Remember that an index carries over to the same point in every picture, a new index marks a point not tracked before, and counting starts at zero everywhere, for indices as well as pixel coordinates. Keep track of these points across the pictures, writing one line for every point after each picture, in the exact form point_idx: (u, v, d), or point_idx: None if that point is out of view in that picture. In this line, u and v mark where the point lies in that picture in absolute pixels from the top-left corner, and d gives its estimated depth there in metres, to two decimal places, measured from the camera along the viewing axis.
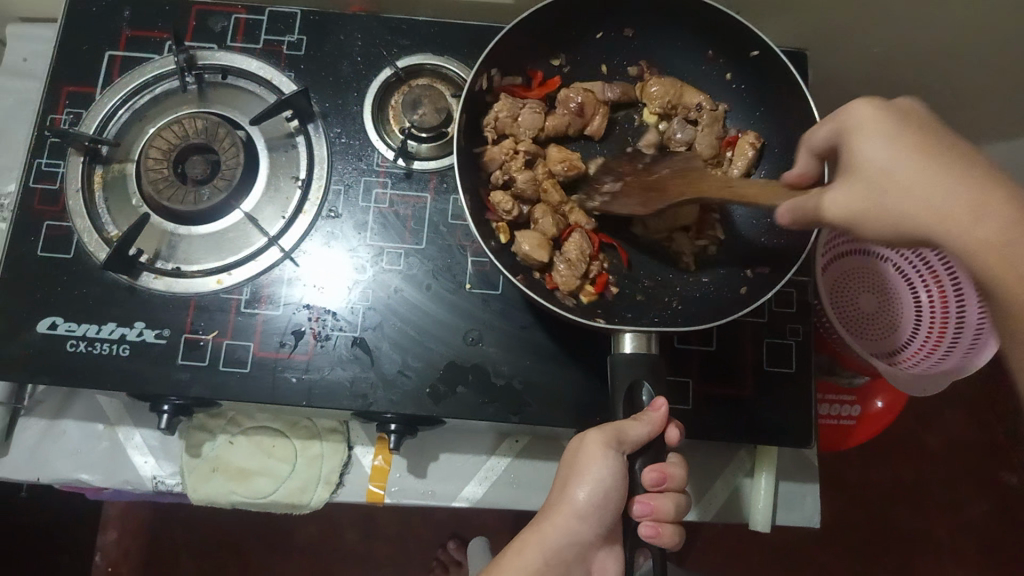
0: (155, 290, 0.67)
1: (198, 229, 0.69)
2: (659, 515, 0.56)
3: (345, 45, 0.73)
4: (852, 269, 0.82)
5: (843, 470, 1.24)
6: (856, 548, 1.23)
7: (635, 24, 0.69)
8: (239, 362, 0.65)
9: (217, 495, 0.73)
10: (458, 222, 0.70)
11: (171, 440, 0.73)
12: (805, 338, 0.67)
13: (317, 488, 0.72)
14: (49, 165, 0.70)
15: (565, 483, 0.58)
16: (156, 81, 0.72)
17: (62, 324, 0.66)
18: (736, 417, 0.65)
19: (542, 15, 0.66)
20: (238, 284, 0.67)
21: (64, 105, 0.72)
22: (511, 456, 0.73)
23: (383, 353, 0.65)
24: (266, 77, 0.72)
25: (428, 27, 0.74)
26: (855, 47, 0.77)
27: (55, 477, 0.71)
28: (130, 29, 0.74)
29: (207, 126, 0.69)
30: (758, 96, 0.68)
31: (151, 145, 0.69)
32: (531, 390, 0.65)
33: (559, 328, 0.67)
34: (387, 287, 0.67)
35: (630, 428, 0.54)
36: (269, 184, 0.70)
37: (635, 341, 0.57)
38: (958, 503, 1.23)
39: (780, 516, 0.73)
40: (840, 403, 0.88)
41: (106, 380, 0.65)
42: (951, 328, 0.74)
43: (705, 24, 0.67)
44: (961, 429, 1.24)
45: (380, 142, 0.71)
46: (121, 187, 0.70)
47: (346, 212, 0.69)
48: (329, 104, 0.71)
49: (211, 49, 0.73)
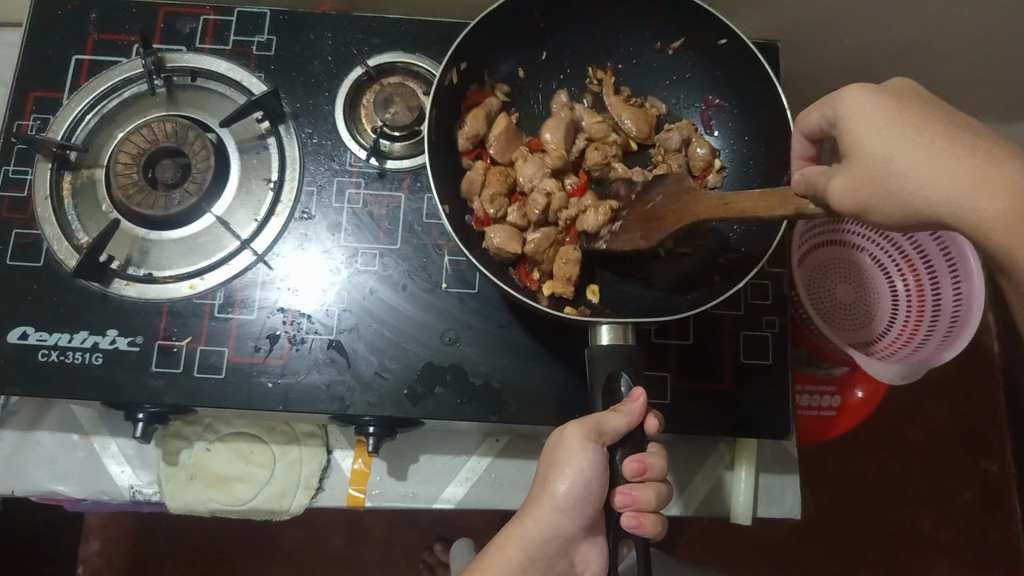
0: (127, 296, 0.66)
1: (169, 234, 0.68)
2: (640, 506, 0.54)
3: (316, 45, 0.72)
4: (829, 259, 0.83)
5: (828, 461, 1.25)
6: (843, 537, 1.23)
7: (604, 18, 0.69)
8: (213, 367, 0.64)
9: (195, 503, 0.72)
10: (433, 221, 0.69)
11: (148, 449, 0.72)
12: (783, 329, 0.67)
13: (296, 494, 0.72)
14: (16, 171, 0.69)
15: (546, 476, 0.58)
16: (125, 84, 0.71)
17: (33, 333, 0.65)
18: (716, 410, 0.65)
19: (510, 10, 0.65)
20: (211, 289, 0.66)
21: (31, 111, 0.71)
22: (492, 455, 0.73)
23: (360, 355, 0.64)
24: (235, 79, 0.71)
25: (399, 25, 0.73)
26: (826, 38, 0.77)
27: (31, 489, 0.70)
28: (97, 32, 0.73)
29: (176, 128, 0.68)
30: (730, 85, 0.68)
31: (120, 149, 0.68)
32: (510, 389, 0.65)
33: (538, 324, 0.67)
34: (362, 288, 0.66)
35: (608, 420, 0.53)
36: (240, 186, 0.69)
37: (612, 333, 0.57)
38: (942, 492, 1.23)
39: (762, 508, 0.72)
40: (821, 395, 0.89)
41: (79, 389, 0.64)
42: (926, 317, 0.76)
43: (677, 14, 0.66)
44: (943, 418, 1.25)
45: (353, 142, 0.70)
46: (90, 193, 0.69)
47: (320, 213, 0.68)
48: (301, 105, 0.71)
49: (180, 51, 0.72)
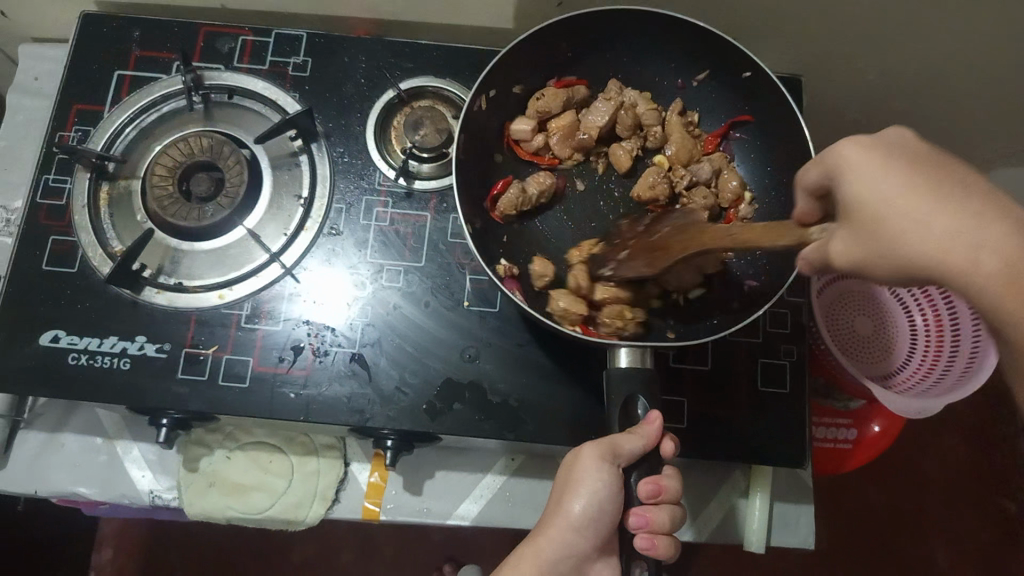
0: (157, 304, 0.68)
1: (201, 245, 0.70)
2: (654, 527, 0.56)
3: (350, 67, 0.75)
4: (847, 292, 0.83)
5: (841, 495, 1.24)
6: (854, 573, 1.22)
7: (631, 48, 0.71)
8: (237, 377, 0.66)
9: (213, 510, 0.73)
10: (457, 241, 0.71)
11: (169, 454, 0.74)
12: (799, 358, 0.67)
13: (312, 505, 0.72)
14: (56, 181, 0.72)
15: (561, 495, 0.59)
16: (164, 100, 0.74)
17: (65, 336, 0.67)
18: (731, 437, 0.65)
19: (540, 39, 0.67)
20: (239, 299, 0.68)
21: (73, 122, 0.74)
22: (507, 474, 0.73)
23: (381, 369, 0.66)
24: (271, 97, 0.74)
25: (430, 50, 0.75)
26: (848, 73, 0.78)
27: (53, 490, 0.71)
28: (139, 50, 0.76)
29: (213, 144, 0.70)
30: (751, 118, 0.69)
31: (157, 162, 0.70)
32: (527, 408, 0.66)
33: (556, 345, 0.68)
34: (386, 303, 0.68)
35: (624, 441, 0.54)
36: (271, 202, 0.71)
37: (630, 355, 0.58)
38: (959, 532, 1.22)
39: (775, 537, 0.72)
40: (837, 428, 0.89)
41: (107, 392, 0.65)
42: (945, 349, 0.76)
43: (701, 47, 0.68)
44: (962, 456, 1.24)
45: (382, 162, 0.72)
46: (126, 204, 0.71)
47: (347, 230, 0.70)
48: (333, 124, 0.73)
49: (219, 69, 0.75)
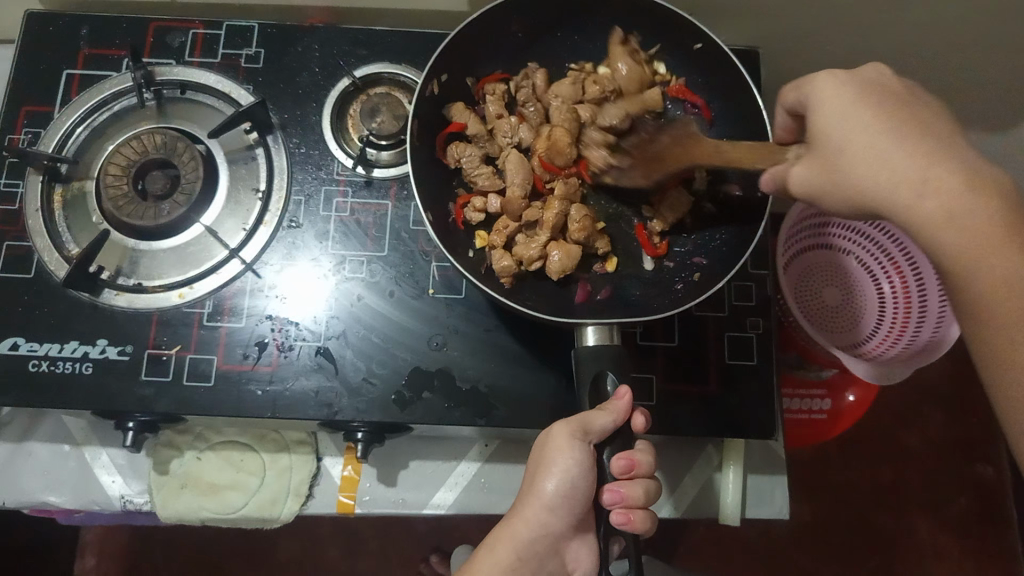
0: (117, 306, 0.67)
1: (159, 244, 0.69)
2: (629, 502, 0.55)
3: (304, 56, 0.73)
4: (813, 262, 0.82)
5: (823, 466, 1.25)
6: (838, 542, 1.23)
7: (587, 27, 0.70)
8: (202, 375, 0.65)
9: (186, 511, 0.72)
10: (419, 228, 0.70)
11: (139, 459, 0.73)
12: (767, 331, 0.67)
13: (286, 501, 0.72)
14: (7, 185, 0.70)
15: (534, 477, 0.58)
16: (115, 98, 0.72)
17: (24, 343, 0.65)
18: (703, 413, 0.65)
19: (493, 20, 0.66)
20: (201, 297, 0.67)
21: (22, 124, 0.72)
22: (482, 460, 0.73)
23: (348, 361, 0.65)
24: (224, 91, 0.72)
25: (385, 36, 0.74)
26: (807, 44, 0.78)
27: (22, 500, 0.70)
28: (88, 47, 0.74)
29: (166, 140, 0.69)
30: (710, 91, 0.69)
31: (110, 161, 0.69)
32: (497, 393, 0.65)
33: (523, 329, 0.67)
34: (349, 295, 0.67)
35: (594, 419, 0.54)
36: (229, 197, 0.70)
37: (598, 334, 0.58)
38: (939, 495, 1.24)
39: (751, 510, 0.73)
40: (812, 399, 0.89)
41: (69, 398, 0.64)
42: (914, 315, 0.76)
43: (656, 22, 0.68)
44: (940, 422, 1.26)
45: (340, 151, 0.71)
46: (80, 205, 0.70)
47: (307, 222, 0.69)
48: (289, 115, 0.72)
49: (170, 64, 0.73)
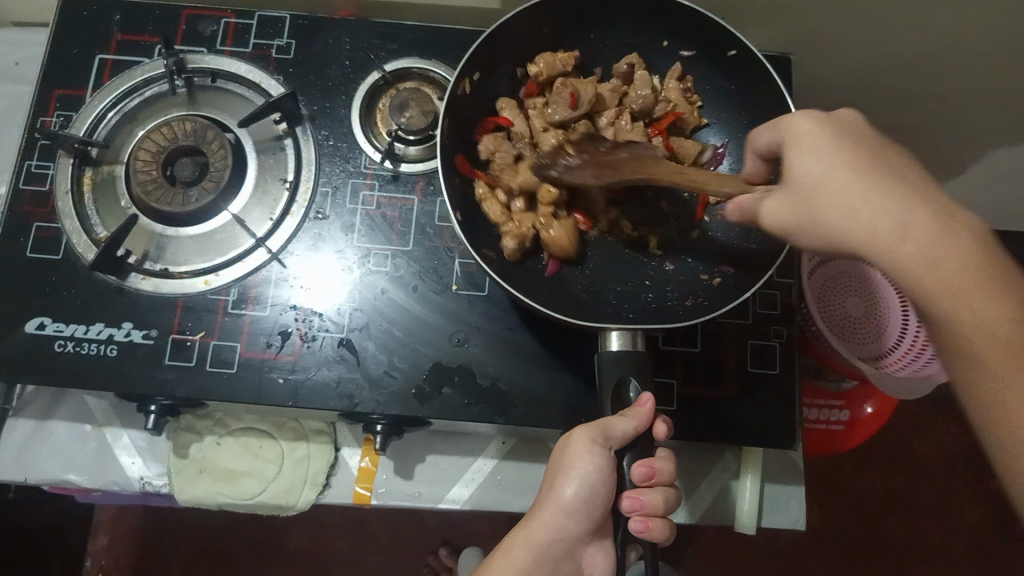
0: (143, 290, 0.68)
1: (186, 230, 0.69)
2: (648, 510, 0.56)
3: (334, 49, 0.74)
4: (837, 274, 0.83)
5: (834, 476, 1.24)
6: (847, 551, 1.23)
7: (618, 27, 0.70)
8: (225, 362, 0.65)
9: (204, 496, 0.73)
10: (444, 224, 0.70)
11: (159, 441, 0.73)
12: (789, 339, 0.67)
13: (304, 490, 0.73)
14: (38, 167, 0.71)
15: (552, 478, 0.58)
16: (146, 84, 0.73)
17: (50, 324, 0.66)
18: (721, 419, 0.65)
19: (525, 19, 0.66)
20: (226, 285, 0.68)
21: (54, 107, 0.73)
22: (498, 457, 0.73)
23: (369, 354, 0.65)
24: (254, 80, 0.72)
25: (415, 31, 0.74)
26: (837, 51, 0.78)
27: (43, 478, 0.71)
28: (121, 33, 0.74)
29: (196, 128, 0.69)
30: (738, 97, 0.69)
31: (140, 147, 0.69)
32: (516, 391, 0.65)
33: (544, 329, 0.67)
34: (373, 288, 0.68)
35: (615, 423, 0.54)
36: (257, 186, 0.71)
37: (620, 338, 0.58)
38: (949, 509, 1.24)
39: (765, 517, 0.73)
40: (830, 409, 0.89)
41: (93, 380, 0.65)
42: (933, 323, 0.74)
43: (688, 27, 0.68)
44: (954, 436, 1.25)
45: (367, 145, 0.71)
46: (110, 189, 0.70)
47: (334, 214, 0.70)
48: (317, 107, 0.72)
49: (201, 52, 0.73)
